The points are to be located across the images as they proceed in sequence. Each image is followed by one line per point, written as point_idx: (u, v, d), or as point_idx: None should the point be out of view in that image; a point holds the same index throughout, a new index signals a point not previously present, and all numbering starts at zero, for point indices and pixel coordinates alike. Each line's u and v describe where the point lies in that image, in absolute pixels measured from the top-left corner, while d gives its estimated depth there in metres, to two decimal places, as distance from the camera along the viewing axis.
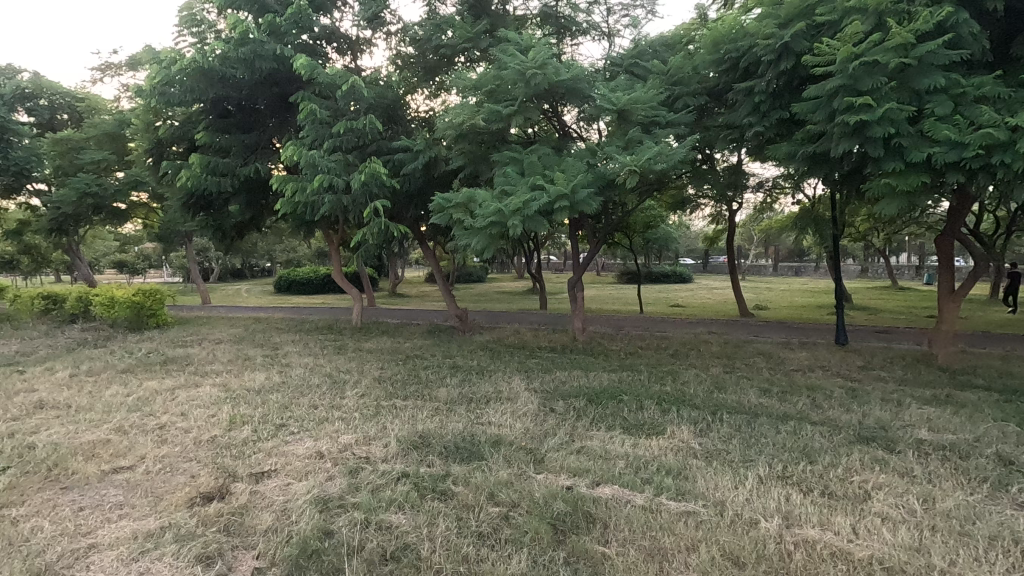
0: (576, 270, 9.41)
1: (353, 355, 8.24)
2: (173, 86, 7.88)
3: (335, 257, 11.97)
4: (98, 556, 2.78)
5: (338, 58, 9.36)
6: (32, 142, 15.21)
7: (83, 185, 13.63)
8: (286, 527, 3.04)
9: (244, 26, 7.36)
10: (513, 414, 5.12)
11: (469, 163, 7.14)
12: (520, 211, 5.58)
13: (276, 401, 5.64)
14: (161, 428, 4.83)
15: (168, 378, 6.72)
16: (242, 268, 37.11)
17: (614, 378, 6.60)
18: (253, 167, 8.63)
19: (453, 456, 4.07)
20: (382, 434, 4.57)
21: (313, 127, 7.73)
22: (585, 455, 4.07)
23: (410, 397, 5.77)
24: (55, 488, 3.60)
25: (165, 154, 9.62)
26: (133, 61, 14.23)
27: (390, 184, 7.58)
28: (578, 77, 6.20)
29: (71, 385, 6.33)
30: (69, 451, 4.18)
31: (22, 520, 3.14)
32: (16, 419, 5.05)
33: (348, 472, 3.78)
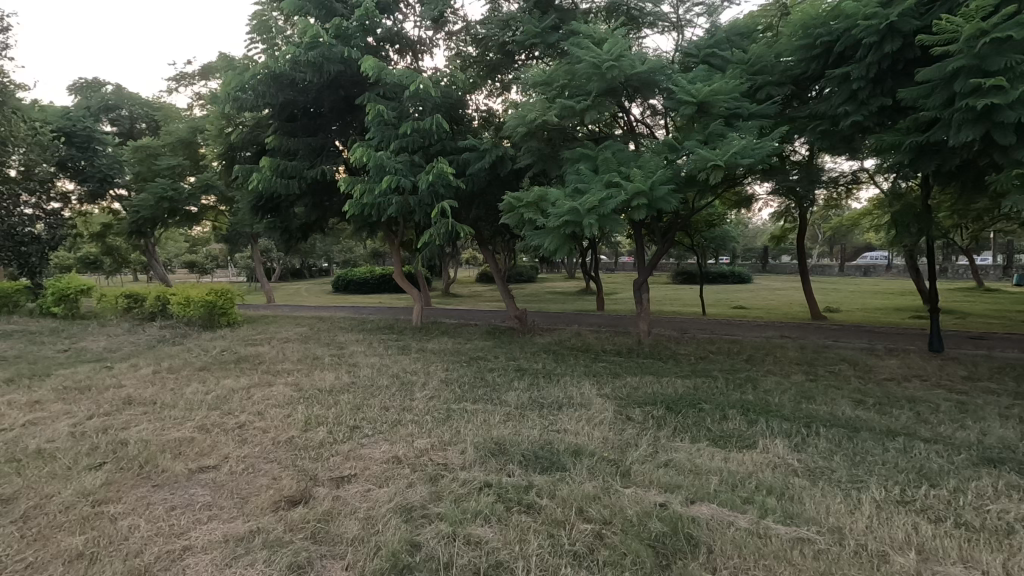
0: (641, 270, 9.05)
1: (417, 356, 8.24)
2: (247, 92, 8.09)
3: (395, 258, 12.05)
4: (193, 559, 2.76)
5: (399, 59, 9.39)
6: (115, 150, 16.91)
7: (160, 189, 14.36)
8: (373, 537, 2.96)
9: (314, 30, 7.40)
10: (589, 422, 4.91)
11: (536, 162, 6.99)
12: (596, 209, 5.38)
13: (348, 402, 5.64)
14: (240, 427, 4.90)
15: (243, 376, 6.89)
16: (301, 268, 38.49)
17: (689, 384, 6.26)
18: (321, 170, 8.80)
19: (533, 466, 3.91)
20: (457, 439, 4.47)
21: (379, 129, 7.76)
22: (673, 469, 3.79)
23: (479, 401, 5.65)
24: (148, 485, 3.67)
25: (236, 158, 9.93)
26: (205, 70, 14.90)
27: (456, 183, 7.52)
28: (654, 69, 5.92)
29: (155, 381, 6.57)
30: (158, 449, 4.29)
31: (119, 517, 3.19)
32: (108, 414, 5.25)
33: (429, 480, 3.68)
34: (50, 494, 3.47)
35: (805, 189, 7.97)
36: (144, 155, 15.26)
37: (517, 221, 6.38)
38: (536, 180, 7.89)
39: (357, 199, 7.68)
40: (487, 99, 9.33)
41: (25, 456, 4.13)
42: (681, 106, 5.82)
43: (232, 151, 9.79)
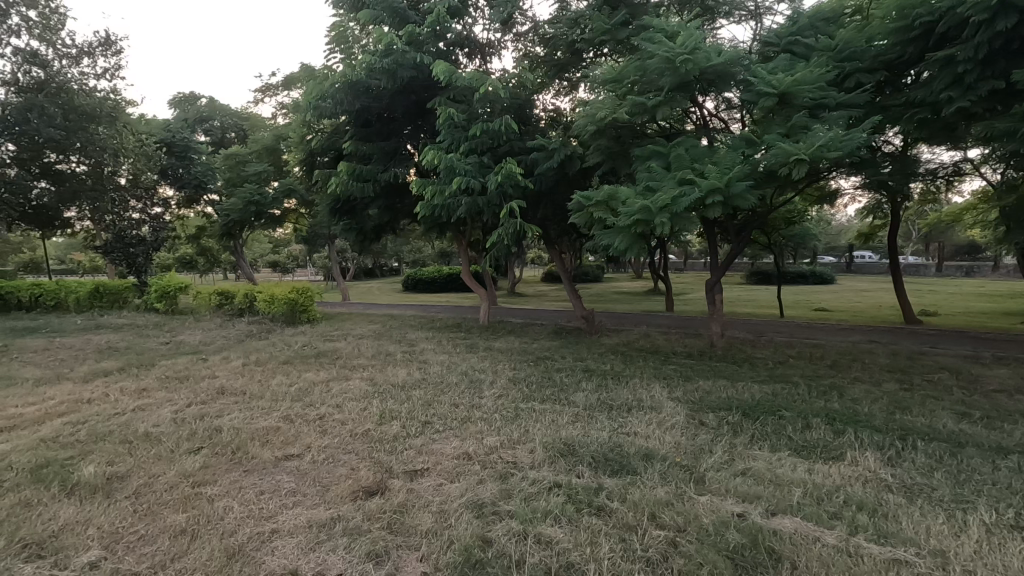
0: (715, 270, 8.71)
1: (485, 355, 8.35)
2: (326, 100, 8.50)
3: (463, 259, 12.27)
4: (281, 541, 2.94)
5: (468, 63, 9.56)
6: (209, 158, 18.34)
7: (248, 195, 15.37)
8: (445, 530, 3.03)
9: (389, 37, 7.64)
10: (660, 425, 4.78)
11: (605, 160, 6.90)
12: (668, 207, 5.24)
13: (419, 397, 5.82)
14: (320, 418, 5.16)
15: (323, 370, 7.26)
16: (375, 268, 40.05)
17: (766, 390, 5.96)
18: (394, 173, 9.12)
19: (603, 468, 3.86)
20: (526, 439, 4.48)
21: (449, 131, 7.92)
22: (751, 478, 3.63)
23: (547, 401, 5.64)
24: (240, 470, 3.95)
25: (315, 163, 10.45)
26: (288, 81, 15.86)
27: (525, 183, 7.55)
28: (731, 60, 5.67)
29: (244, 373, 7.07)
30: (248, 436, 4.60)
31: (216, 498, 3.44)
32: (204, 402, 5.70)
33: (499, 478, 3.72)
34: (157, 473, 3.80)
35: (900, 181, 7.37)
36: (233, 162, 16.33)
37: (587, 220, 6.34)
38: (605, 178, 7.78)
39: (429, 200, 7.88)
40: (554, 98, 9.31)
41: (135, 438, 4.55)
42: (760, 98, 5.55)
43: (312, 156, 10.31)
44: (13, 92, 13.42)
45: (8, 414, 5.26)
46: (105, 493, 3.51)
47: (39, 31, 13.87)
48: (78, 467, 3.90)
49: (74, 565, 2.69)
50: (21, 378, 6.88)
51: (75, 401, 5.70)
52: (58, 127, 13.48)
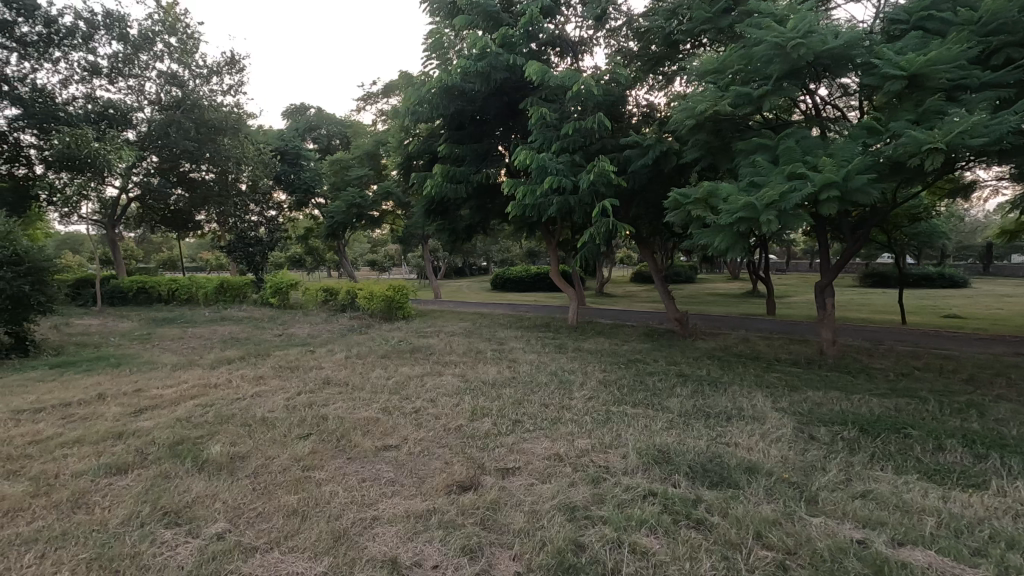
0: (827, 272, 8.01)
1: (574, 355, 8.27)
2: (423, 105, 8.82)
3: (552, 258, 12.24)
4: (381, 529, 3.07)
5: (560, 62, 9.52)
6: (316, 164, 19.75)
7: (350, 198, 16.36)
8: (537, 531, 3.02)
9: (484, 41, 7.78)
10: (764, 437, 4.46)
11: (703, 155, 6.59)
12: (775, 204, 4.88)
13: (510, 395, 5.88)
14: (416, 411, 5.37)
15: (417, 365, 7.55)
16: (465, 267, 41.21)
17: (888, 404, 5.39)
18: (486, 174, 9.28)
19: (701, 478, 3.66)
20: (618, 443, 4.37)
21: (541, 131, 7.92)
22: (873, 502, 3.28)
23: (639, 406, 5.46)
24: (344, 457, 4.19)
25: (411, 166, 10.89)
26: (387, 89, 16.72)
27: (618, 181, 7.38)
28: (851, 43, 5.18)
29: (347, 365, 7.53)
30: (351, 425, 4.87)
31: (322, 483, 3.67)
32: (312, 391, 6.13)
33: (590, 481, 3.65)
34: (272, 455, 4.13)
35: None
36: (338, 167, 17.44)
37: (684, 219, 6.07)
38: (704, 174, 7.42)
39: (520, 200, 7.94)
40: (648, 94, 9.03)
41: (253, 422, 4.97)
42: (885, 82, 5.03)
43: (409, 160, 10.75)
44: (155, 109, 15.27)
45: (151, 394, 5.96)
46: (229, 470, 3.86)
47: (177, 55, 15.64)
48: (206, 446, 4.32)
49: (204, 535, 2.97)
50: (161, 363, 7.77)
51: (205, 386, 6.35)
52: (192, 138, 15.45)
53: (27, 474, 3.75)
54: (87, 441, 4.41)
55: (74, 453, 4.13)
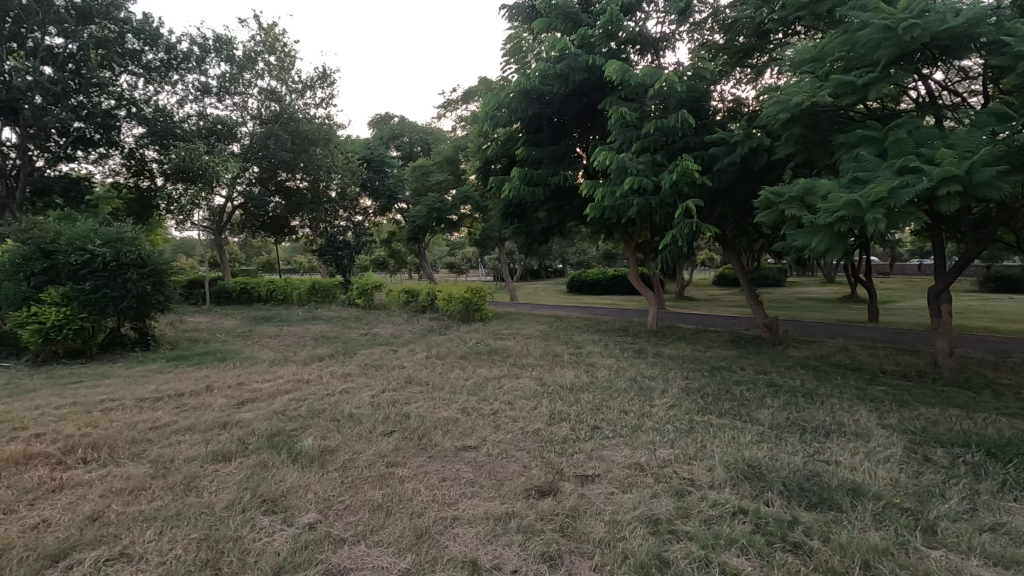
0: (944, 276, 7.22)
1: (654, 361, 8.00)
2: (501, 109, 8.91)
3: (631, 261, 11.96)
4: (461, 530, 3.10)
5: (640, 59, 9.27)
6: (399, 171, 20.57)
7: (431, 203, 16.90)
8: (619, 542, 2.93)
9: (563, 43, 7.73)
10: (869, 457, 4.08)
11: (798, 150, 6.17)
12: (883, 201, 4.46)
13: (588, 400, 5.79)
14: (494, 413, 5.41)
15: (495, 367, 7.61)
16: (540, 270, 41.34)
17: (1020, 426, 4.75)
18: (564, 176, 9.22)
19: (798, 498, 3.40)
20: (703, 455, 4.15)
21: (621, 131, 7.75)
22: (1006, 538, 2.89)
23: (726, 416, 5.18)
24: (425, 455, 4.29)
25: (489, 170, 11.04)
26: (467, 95, 17.13)
27: (703, 181, 7.07)
28: (975, 20, 4.63)
29: (429, 365, 7.74)
30: (432, 424, 4.99)
31: (406, 480, 3.78)
32: (395, 389, 6.37)
33: (674, 494, 3.50)
34: (359, 450, 4.31)
35: None
36: (420, 173, 18.04)
37: (776, 219, 5.70)
38: (798, 171, 6.94)
39: (599, 201, 7.81)
40: (734, 88, 8.59)
41: (342, 417, 5.22)
42: (1019, 62, 4.45)
43: (487, 164, 10.90)
44: (256, 123, 16.72)
45: (252, 387, 6.44)
46: (320, 463, 4.07)
47: (275, 73, 16.86)
48: (300, 438, 4.59)
49: (298, 524, 3.14)
50: (260, 359, 8.37)
51: (298, 381, 6.77)
52: (288, 150, 16.80)
53: (147, 456, 4.14)
54: (197, 429, 4.82)
55: (186, 440, 4.51)
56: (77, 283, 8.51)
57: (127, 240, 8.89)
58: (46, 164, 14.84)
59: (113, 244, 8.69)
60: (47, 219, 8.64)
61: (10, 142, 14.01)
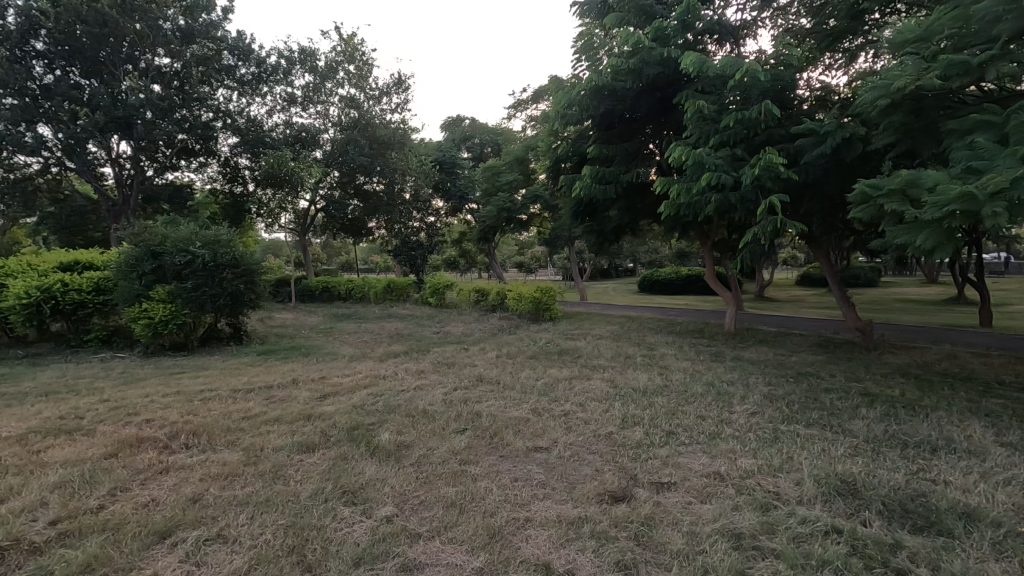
0: None
1: (732, 365, 7.63)
2: (573, 107, 8.83)
3: (707, 260, 11.48)
4: (534, 532, 3.08)
5: (718, 49, 8.88)
6: (470, 172, 20.94)
7: (500, 203, 17.04)
8: (699, 555, 2.80)
9: (637, 37, 7.53)
10: (985, 478, 3.67)
11: (898, 140, 5.67)
12: (1004, 192, 4.00)
13: (662, 404, 5.61)
14: (565, 414, 5.36)
15: (565, 367, 7.54)
16: (610, 269, 40.80)
17: None
18: (636, 173, 9.00)
19: (901, 520, 3.11)
20: (790, 468, 3.89)
21: (698, 126, 7.44)
22: None
23: (815, 426, 4.84)
24: (497, 454, 4.32)
25: (559, 169, 10.98)
26: (537, 94, 17.14)
27: (788, 175, 6.66)
28: None
29: (499, 364, 7.80)
30: (504, 424, 5.02)
31: (479, 478, 3.82)
32: (467, 388, 6.46)
33: (758, 507, 3.30)
34: (433, 447, 4.40)
35: None
36: (490, 173, 18.26)
37: (874, 214, 5.27)
38: (897, 162, 6.37)
39: (674, 198, 7.55)
40: (823, 75, 8.02)
41: (416, 413, 5.36)
42: None
43: (557, 163, 10.84)
44: (337, 129, 17.75)
45: (334, 381, 6.76)
46: (396, 457, 4.19)
47: (354, 80, 17.64)
48: (378, 432, 4.76)
49: (376, 516, 3.24)
50: (340, 354, 8.77)
51: (375, 377, 7.04)
52: (366, 155, 17.71)
53: (240, 444, 4.44)
54: (285, 420, 5.11)
55: (274, 430, 4.79)
56: (181, 281, 9.28)
57: (223, 242, 9.59)
58: (156, 173, 16.28)
59: (212, 245, 9.40)
60: (156, 223, 9.46)
61: (126, 154, 15.46)
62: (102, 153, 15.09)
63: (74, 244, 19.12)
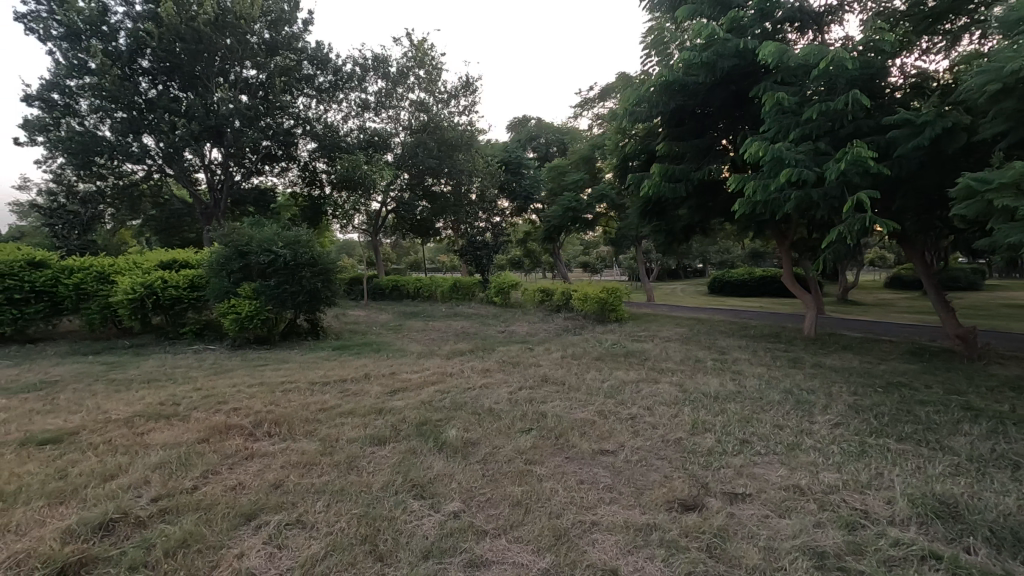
0: None
1: (813, 373, 7.18)
2: (642, 103, 8.63)
3: (785, 260, 10.89)
4: (601, 536, 3.03)
5: (799, 38, 8.40)
6: (535, 172, 20.99)
7: (566, 202, 16.93)
8: (777, 572, 2.65)
9: (710, 29, 7.26)
10: None
11: (1010, 128, 5.13)
12: None
13: (736, 411, 5.38)
14: (633, 418, 5.25)
15: (632, 370, 7.38)
16: (678, 269, 39.68)
17: None
18: (707, 170, 8.67)
19: (1013, 550, 2.80)
20: (880, 485, 3.62)
21: (777, 119, 7.08)
22: None
23: (908, 441, 4.48)
24: (562, 455, 4.29)
25: (627, 167, 10.77)
26: (604, 92, 16.94)
27: (879, 169, 6.19)
28: None
29: (564, 365, 7.76)
30: (570, 425, 4.98)
31: (544, 478, 3.81)
32: (532, 387, 6.46)
33: (844, 525, 3.09)
34: (498, 445, 4.43)
35: None
36: (556, 173, 18.22)
37: (981, 210, 4.78)
38: (1008, 153, 5.78)
39: (750, 196, 7.22)
40: (919, 60, 7.38)
41: (482, 411, 5.43)
42: None
43: (625, 161, 10.64)
44: (407, 133, 18.35)
45: (403, 377, 6.97)
46: (463, 454, 4.26)
47: (424, 85, 18.14)
48: (446, 429, 4.85)
49: (444, 511, 3.31)
50: (409, 351, 9.04)
51: (442, 374, 7.19)
52: (435, 157, 18.12)
53: (318, 435, 4.66)
54: (358, 413, 5.32)
55: (348, 423, 5.00)
56: (264, 279, 9.89)
57: (302, 242, 10.13)
58: (243, 178, 17.39)
59: (292, 245, 9.96)
60: (243, 225, 10.14)
61: (217, 161, 16.61)
62: (196, 160, 16.31)
63: (172, 244, 20.82)
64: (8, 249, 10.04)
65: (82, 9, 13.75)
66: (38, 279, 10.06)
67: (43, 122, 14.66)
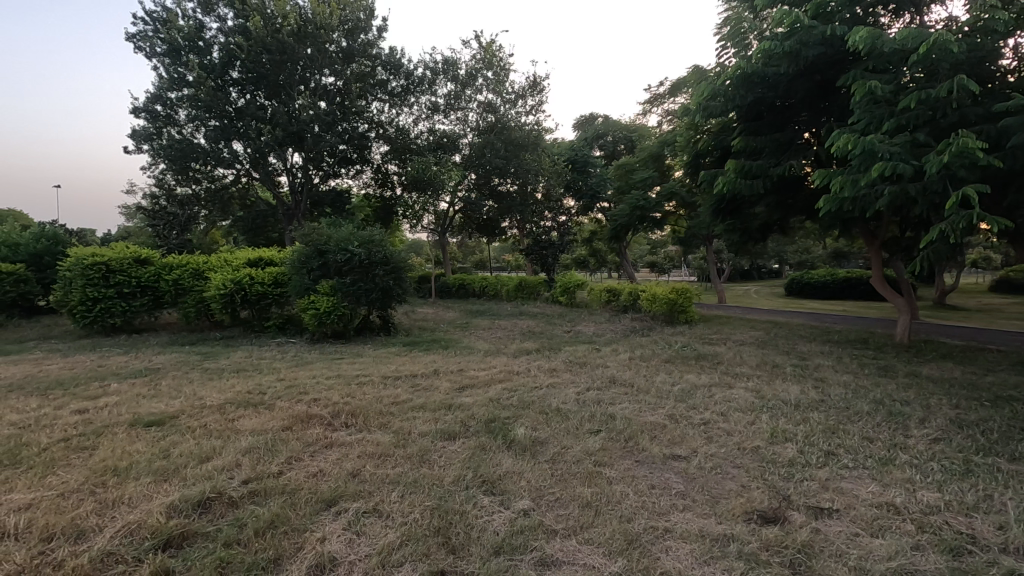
0: None
1: (908, 383, 6.63)
2: (717, 97, 8.30)
3: (874, 261, 10.13)
4: (674, 543, 2.94)
5: (893, 21, 7.81)
6: (602, 170, 20.73)
7: (634, 201, 16.58)
8: None
9: (794, 16, 6.87)
10: None
11: None
12: None
13: (819, 421, 5.07)
14: (706, 423, 5.07)
15: (704, 374, 7.13)
16: (752, 270, 37.95)
17: None
18: (788, 165, 8.23)
19: None
20: (990, 508, 3.28)
21: (868, 110, 6.61)
22: None
23: (1021, 462, 4.05)
24: (632, 459, 4.21)
25: (700, 163, 10.40)
26: (674, 87, 16.51)
27: (989, 161, 5.64)
28: None
29: (632, 366, 7.60)
30: (640, 428, 4.88)
31: (614, 481, 3.75)
32: (600, 389, 6.37)
33: (947, 550, 2.83)
34: (567, 445, 4.41)
35: None
36: (624, 171, 17.93)
37: None
38: None
39: (836, 193, 6.78)
40: None
41: (550, 410, 5.42)
42: None
43: (697, 157, 10.28)
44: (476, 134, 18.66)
45: (471, 374, 7.07)
46: (531, 452, 4.27)
47: (492, 86, 18.36)
48: (514, 427, 4.88)
49: (514, 508, 3.33)
50: (476, 348, 9.18)
51: (510, 372, 7.24)
52: (502, 157, 18.31)
53: (391, 427, 4.82)
54: (428, 407, 5.46)
55: (419, 417, 5.13)
56: (341, 277, 10.34)
57: (375, 242, 10.53)
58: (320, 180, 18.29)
59: (367, 245, 10.36)
60: (322, 225, 10.66)
61: (298, 164, 17.56)
62: (279, 164, 17.32)
63: (257, 243, 22.20)
64: (119, 248, 11.09)
65: (182, 27, 14.94)
66: (143, 275, 11.04)
67: (148, 131, 16.03)
